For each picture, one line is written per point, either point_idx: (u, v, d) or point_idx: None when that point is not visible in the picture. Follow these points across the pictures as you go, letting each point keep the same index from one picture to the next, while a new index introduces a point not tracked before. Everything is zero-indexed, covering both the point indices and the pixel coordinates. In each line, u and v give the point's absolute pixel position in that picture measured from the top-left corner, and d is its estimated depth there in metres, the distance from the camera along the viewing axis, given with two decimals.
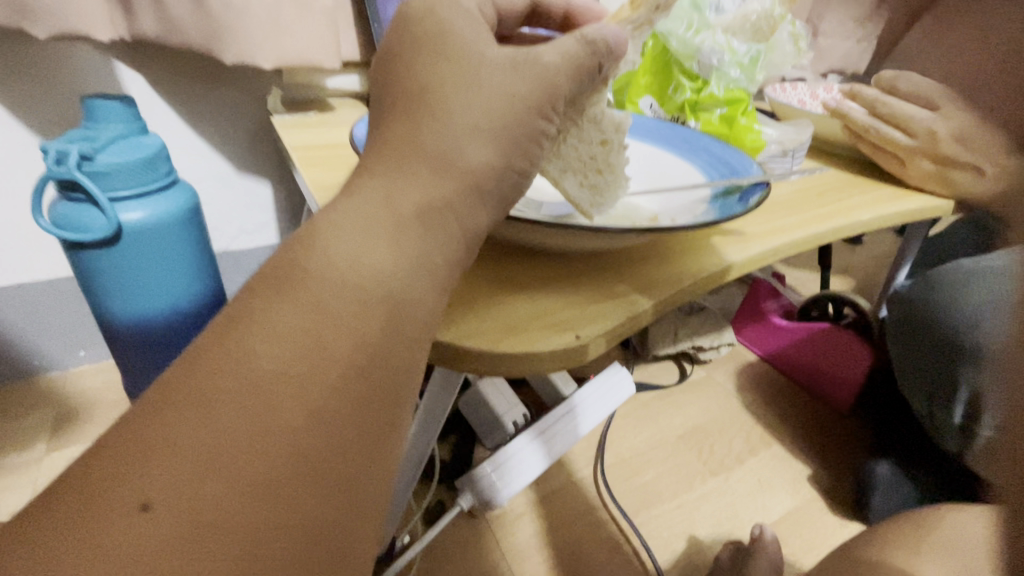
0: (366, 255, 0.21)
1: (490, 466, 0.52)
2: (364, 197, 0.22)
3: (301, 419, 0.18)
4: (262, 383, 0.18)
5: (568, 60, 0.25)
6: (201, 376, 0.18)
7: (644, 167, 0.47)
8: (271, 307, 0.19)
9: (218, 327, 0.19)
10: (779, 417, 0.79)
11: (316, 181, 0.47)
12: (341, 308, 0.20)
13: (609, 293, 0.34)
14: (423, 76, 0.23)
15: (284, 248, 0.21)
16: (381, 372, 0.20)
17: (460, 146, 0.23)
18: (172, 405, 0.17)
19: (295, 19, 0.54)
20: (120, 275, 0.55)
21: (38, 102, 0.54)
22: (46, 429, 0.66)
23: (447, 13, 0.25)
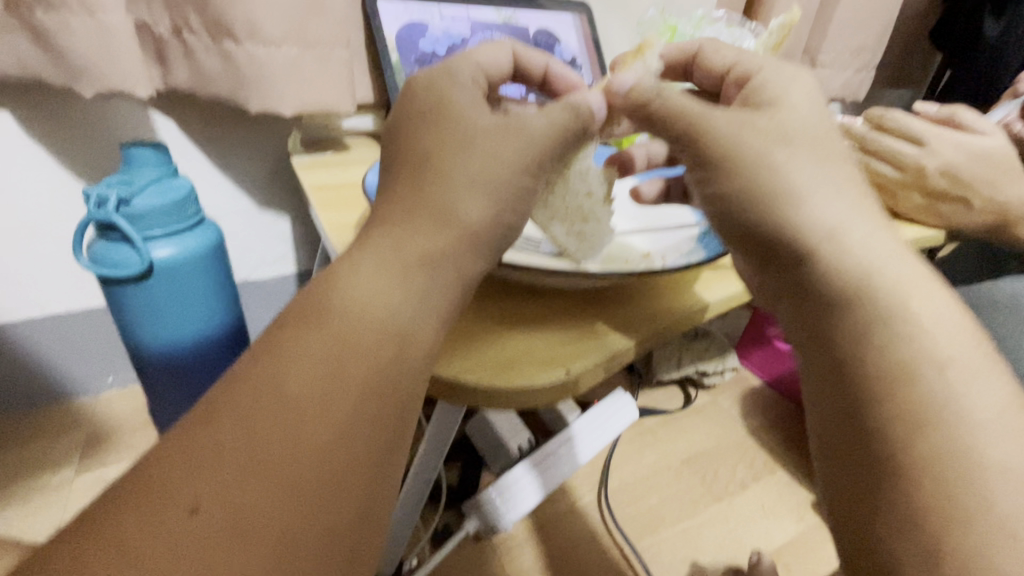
0: (379, 295, 0.23)
1: (494, 492, 0.55)
2: (378, 247, 0.24)
3: (323, 439, 0.21)
4: (291, 406, 0.21)
5: (555, 129, 0.28)
6: (240, 398, 0.21)
7: (636, 207, 0.50)
8: (300, 339, 0.22)
9: (255, 355, 0.22)
10: (783, 442, 0.79)
11: (330, 220, 0.50)
12: (357, 342, 0.22)
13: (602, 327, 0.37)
14: (428, 141, 0.26)
15: (310, 289, 0.24)
16: (391, 399, 0.23)
17: (458, 203, 0.25)
18: (217, 424, 0.20)
19: (314, 69, 0.59)
20: (149, 307, 0.59)
21: (80, 148, 0.59)
22: (77, 452, 0.70)
23: (449, 82, 0.28)
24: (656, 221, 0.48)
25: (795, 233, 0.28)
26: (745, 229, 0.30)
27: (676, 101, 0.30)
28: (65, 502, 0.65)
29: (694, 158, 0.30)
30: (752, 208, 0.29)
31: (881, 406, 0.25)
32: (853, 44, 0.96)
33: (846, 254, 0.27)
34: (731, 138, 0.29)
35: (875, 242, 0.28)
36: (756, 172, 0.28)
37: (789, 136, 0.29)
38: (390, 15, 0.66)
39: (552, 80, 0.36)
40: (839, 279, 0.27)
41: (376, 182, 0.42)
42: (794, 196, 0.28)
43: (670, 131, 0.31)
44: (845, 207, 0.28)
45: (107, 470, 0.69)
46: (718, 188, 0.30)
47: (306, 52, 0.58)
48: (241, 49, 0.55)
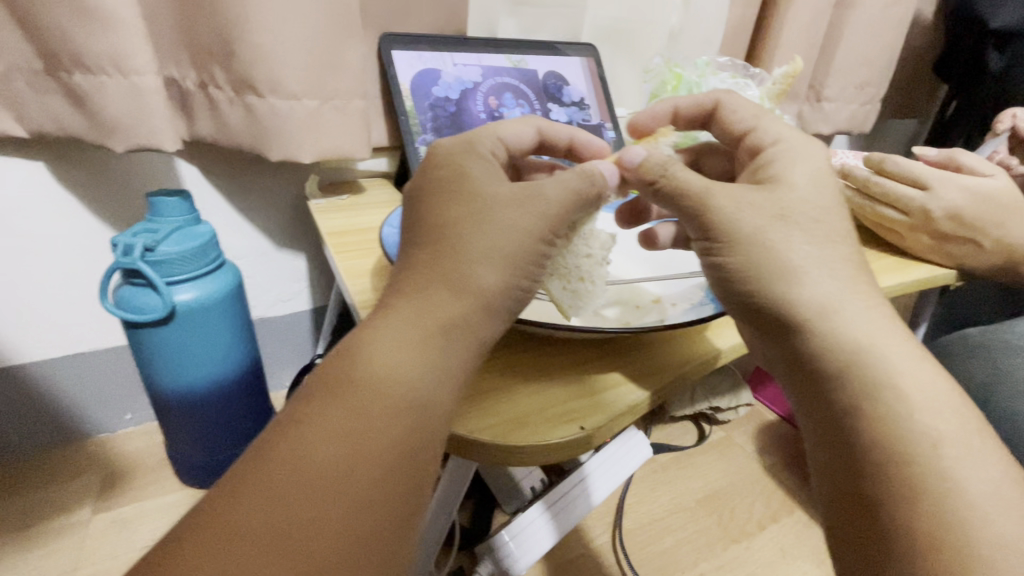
0: (400, 365, 0.25)
1: (507, 535, 0.55)
2: (399, 317, 0.26)
3: (348, 509, 0.22)
4: (318, 480, 0.22)
5: (570, 193, 0.29)
6: (270, 472, 0.22)
7: (648, 255, 0.51)
8: (326, 412, 0.24)
9: (283, 427, 0.24)
10: (801, 480, 0.78)
11: (347, 266, 0.52)
12: (379, 412, 0.24)
13: (614, 378, 0.37)
14: (447, 211, 0.27)
15: (334, 358, 0.25)
16: (410, 467, 0.24)
17: (475, 272, 0.26)
18: (247, 498, 0.22)
19: (332, 119, 0.61)
20: (169, 349, 0.60)
21: (108, 197, 0.62)
22: (93, 491, 0.71)
23: (465, 155, 0.30)
24: (667, 269, 0.49)
25: (792, 310, 0.29)
26: (744, 303, 0.31)
27: (682, 179, 0.31)
28: (81, 543, 0.65)
29: (700, 234, 0.31)
30: (752, 283, 0.30)
31: (882, 479, 0.27)
32: (857, 79, 0.97)
33: (839, 332, 0.29)
34: (733, 217, 0.30)
35: (867, 320, 0.29)
36: (757, 251, 0.29)
37: (787, 216, 0.30)
38: (404, 65, 0.69)
39: (577, 147, 0.39)
40: (833, 355, 0.29)
41: (393, 236, 0.44)
42: (794, 275, 0.29)
43: (676, 206, 0.32)
44: (839, 286, 0.30)
45: (122, 510, 0.69)
46: (720, 263, 0.31)
47: (325, 104, 0.60)
48: (263, 102, 0.57)
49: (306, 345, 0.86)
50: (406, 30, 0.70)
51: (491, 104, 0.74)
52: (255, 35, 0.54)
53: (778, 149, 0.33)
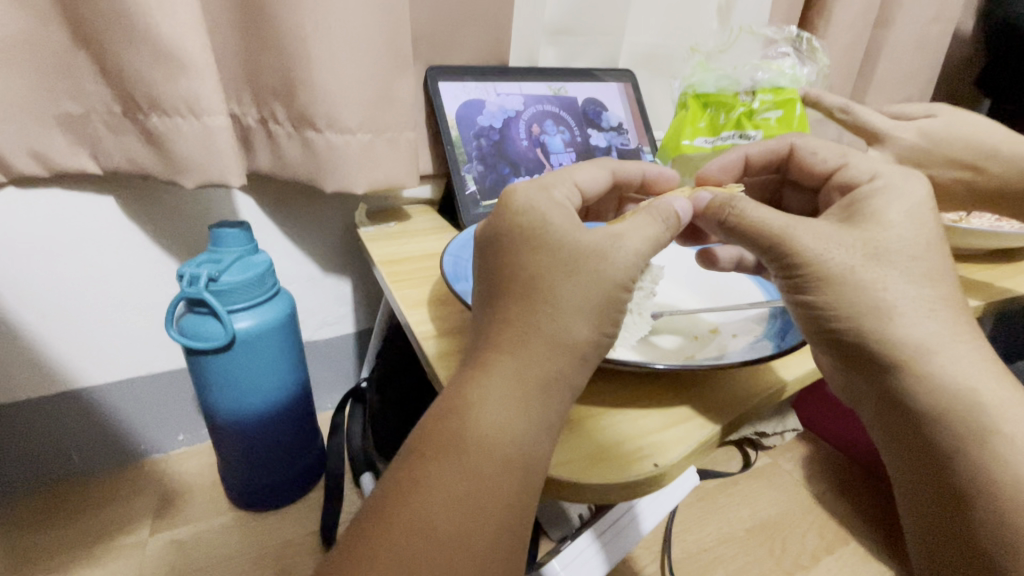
0: (505, 423, 0.26)
1: (558, 564, 0.52)
2: (499, 369, 0.27)
3: (470, 565, 0.25)
4: (442, 537, 0.25)
5: (649, 243, 0.30)
6: (397, 530, 0.25)
7: (702, 283, 0.51)
8: (441, 471, 0.26)
9: (403, 484, 0.26)
10: (854, 510, 0.76)
11: (403, 295, 0.53)
12: (489, 471, 0.26)
13: (686, 412, 0.37)
14: (535, 263, 0.28)
15: (440, 412, 0.27)
16: (520, 520, 0.26)
17: (568, 325, 0.28)
18: (378, 555, 0.24)
19: (384, 152, 0.63)
20: (229, 375, 0.62)
21: (171, 227, 0.65)
22: (149, 511, 0.73)
23: (544, 203, 0.30)
24: (725, 297, 0.49)
25: (887, 353, 0.31)
26: (832, 337, 0.33)
27: (757, 217, 0.33)
28: (139, 563, 0.67)
29: (784, 271, 0.33)
30: (842, 320, 0.32)
31: (987, 527, 0.30)
32: (897, 97, 0.96)
33: (936, 375, 0.31)
34: (822, 257, 0.31)
35: (966, 365, 0.31)
36: (850, 291, 0.31)
37: (881, 256, 0.31)
38: (450, 96, 0.70)
39: (650, 182, 0.41)
40: (933, 398, 0.31)
41: (454, 269, 0.45)
42: (891, 315, 0.31)
43: (752, 242, 0.34)
44: (939, 329, 0.31)
45: (177, 531, 0.71)
46: (810, 300, 0.32)
47: (378, 137, 0.62)
48: (320, 137, 0.60)
49: (349, 368, 0.88)
50: (451, 61, 0.72)
51: (533, 131, 0.76)
52: (315, 74, 0.57)
53: (874, 190, 0.34)
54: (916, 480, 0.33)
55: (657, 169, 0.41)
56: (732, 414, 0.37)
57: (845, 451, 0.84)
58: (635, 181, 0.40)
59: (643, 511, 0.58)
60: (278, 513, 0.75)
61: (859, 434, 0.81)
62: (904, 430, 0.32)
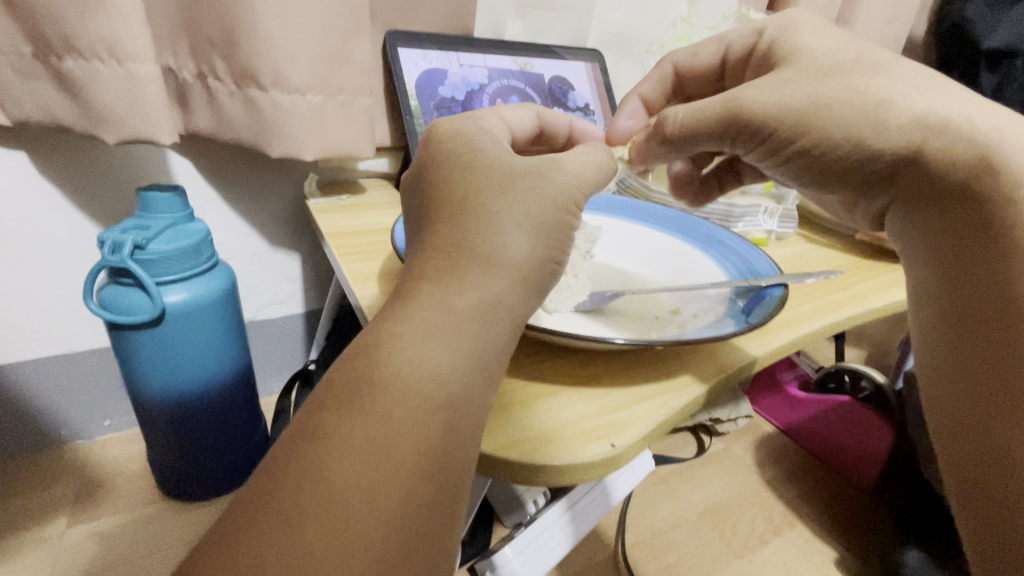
0: (425, 362, 0.25)
1: (512, 550, 0.50)
2: (427, 304, 0.26)
3: (372, 521, 0.21)
4: (347, 493, 0.21)
5: (591, 165, 0.32)
6: (292, 489, 0.21)
7: (662, 260, 0.50)
8: (346, 421, 0.23)
9: (298, 441, 0.23)
10: (800, 494, 0.78)
11: (351, 269, 0.49)
12: (403, 414, 0.23)
13: (632, 385, 0.36)
14: (465, 184, 0.29)
15: (348, 359, 0.25)
16: (441, 472, 0.24)
17: (503, 242, 0.27)
18: (269, 518, 0.21)
19: (337, 116, 0.59)
20: (158, 352, 0.57)
21: (93, 189, 0.58)
22: (68, 501, 0.67)
23: (473, 131, 0.31)
24: (684, 273, 0.47)
25: (880, 143, 0.34)
26: (833, 163, 0.36)
27: (692, 116, 0.38)
28: (53, 558, 0.61)
29: (754, 140, 0.37)
30: (836, 142, 0.35)
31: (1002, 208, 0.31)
32: None
33: (943, 133, 0.33)
34: (779, 109, 0.36)
35: (980, 117, 0.33)
36: (821, 119, 0.35)
37: (828, 73, 0.35)
38: (410, 63, 0.66)
39: (577, 136, 0.41)
40: (959, 165, 0.33)
41: (405, 238, 0.43)
42: (868, 112, 0.34)
43: (705, 133, 0.38)
44: (909, 96, 0.34)
45: (98, 523, 0.65)
46: (798, 144, 0.36)
47: (330, 100, 0.58)
48: (265, 96, 0.55)
49: (297, 351, 0.83)
50: (411, 28, 0.68)
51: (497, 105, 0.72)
52: (261, 26, 0.52)
53: (778, 42, 0.39)
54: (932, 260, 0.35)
55: (584, 124, 0.40)
56: (689, 391, 0.36)
57: (795, 439, 0.86)
58: (562, 135, 0.39)
59: (616, 484, 0.58)
60: (212, 502, 0.70)
61: (809, 422, 0.83)
62: (959, 229, 0.33)
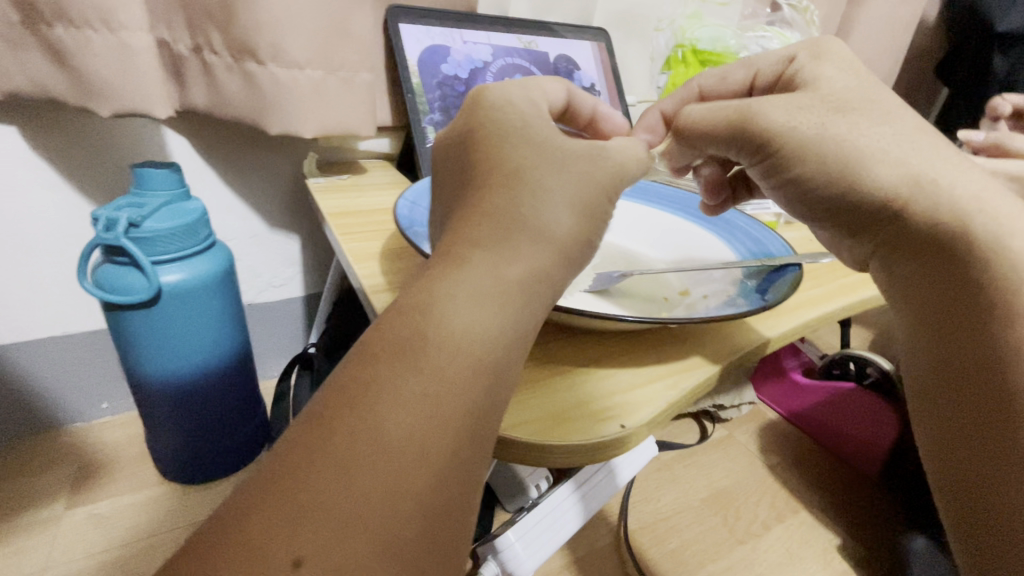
0: (479, 322, 0.23)
1: (513, 534, 0.49)
2: (476, 267, 0.24)
3: (421, 481, 0.20)
4: (396, 450, 0.20)
5: (631, 150, 0.30)
6: (342, 440, 0.20)
7: (672, 240, 0.48)
8: (398, 374, 0.21)
9: (349, 390, 0.21)
10: (804, 480, 0.77)
11: (353, 248, 0.48)
12: (455, 375, 0.22)
13: (643, 366, 0.35)
14: (517, 156, 0.27)
15: (399, 313, 0.23)
16: (485, 434, 0.22)
17: (552, 217, 0.25)
18: (317, 469, 0.19)
19: (338, 92, 0.57)
20: (154, 333, 0.56)
21: (86, 166, 0.57)
22: (67, 483, 0.66)
23: (524, 103, 0.29)
24: (695, 254, 0.46)
25: (878, 191, 0.31)
26: (822, 199, 0.34)
27: (706, 116, 0.35)
28: (52, 540, 0.60)
29: (756, 155, 0.34)
30: (829, 178, 0.32)
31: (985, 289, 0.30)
32: None
33: (939, 199, 0.30)
34: (787, 126, 0.32)
35: (967, 179, 0.31)
36: (823, 151, 0.31)
37: (847, 109, 0.32)
38: (411, 39, 0.65)
39: (599, 119, 0.38)
40: (942, 224, 0.30)
41: (408, 216, 0.41)
42: (876, 159, 0.31)
43: (712, 139, 0.35)
44: (923, 157, 0.31)
45: (97, 505, 0.65)
46: (792, 172, 0.33)
47: (330, 76, 0.56)
48: (263, 70, 0.53)
49: (297, 335, 0.82)
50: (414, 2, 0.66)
51: None
52: None
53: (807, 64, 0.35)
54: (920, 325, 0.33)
55: (607, 107, 0.37)
56: (702, 370, 0.35)
57: (801, 426, 0.85)
58: (584, 117, 0.37)
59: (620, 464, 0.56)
60: (212, 485, 0.70)
61: (814, 410, 0.82)
62: (946, 283, 0.31)
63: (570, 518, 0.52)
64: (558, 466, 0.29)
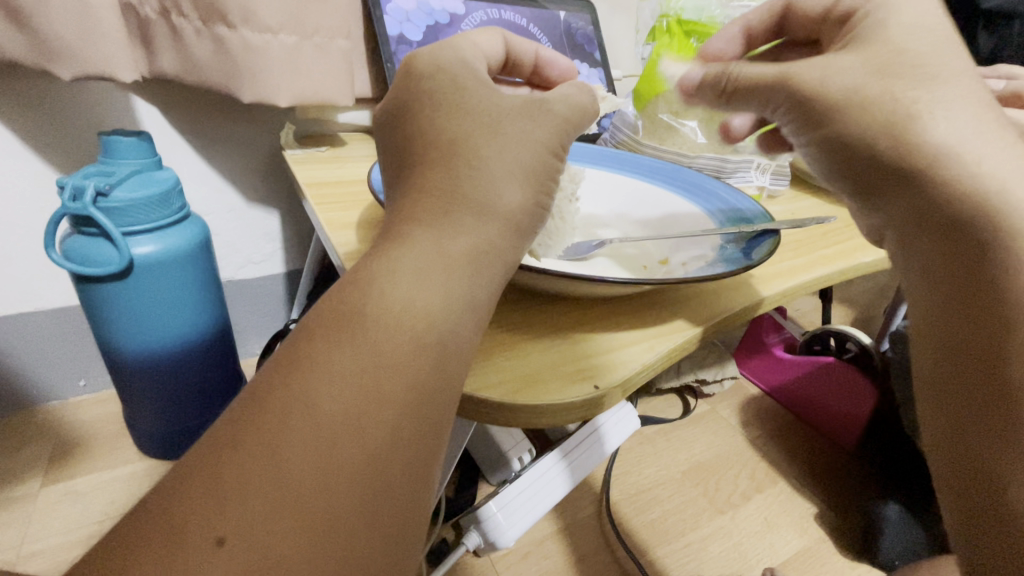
0: (420, 297, 0.22)
1: (495, 506, 0.49)
2: (417, 243, 0.23)
3: (359, 458, 0.19)
4: (329, 425, 0.19)
5: (575, 109, 0.29)
6: (271, 416, 0.18)
7: (651, 210, 0.48)
8: (333, 349, 0.20)
9: (282, 366, 0.20)
10: (784, 453, 0.79)
11: (329, 218, 0.47)
12: (394, 350, 0.20)
13: (620, 338, 0.34)
14: (452, 123, 0.26)
15: (337, 290, 0.22)
16: (431, 412, 0.21)
17: (499, 189, 0.25)
18: (243, 446, 0.18)
19: (313, 59, 0.56)
20: (128, 306, 0.55)
21: (52, 135, 0.55)
22: (43, 461, 0.65)
23: (455, 65, 0.28)
24: (674, 223, 0.46)
25: (908, 155, 0.28)
26: (843, 160, 0.31)
27: (751, 74, 0.33)
28: (28, 518, 0.60)
29: (795, 111, 0.31)
30: (855, 137, 0.29)
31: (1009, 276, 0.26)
32: None
33: (968, 172, 0.27)
34: (825, 88, 0.29)
35: (1000, 160, 0.27)
36: (853, 111, 0.29)
37: (898, 67, 0.28)
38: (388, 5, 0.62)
39: (543, 66, 0.39)
40: (958, 203, 0.27)
41: (382, 182, 0.40)
42: (917, 116, 0.27)
43: (754, 97, 0.33)
44: (967, 129, 0.27)
45: (75, 481, 0.64)
46: (822, 130, 0.30)
47: (305, 41, 0.54)
48: (234, 34, 0.51)
49: (279, 310, 0.81)
50: None
51: None
52: None
53: (875, 9, 0.30)
54: (935, 312, 0.28)
55: (550, 52, 0.39)
56: (677, 337, 0.35)
57: (781, 401, 0.86)
58: (528, 64, 0.38)
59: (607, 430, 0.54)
60: None
61: (794, 384, 0.83)
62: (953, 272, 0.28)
63: (557, 482, 0.51)
64: (525, 427, 0.29)
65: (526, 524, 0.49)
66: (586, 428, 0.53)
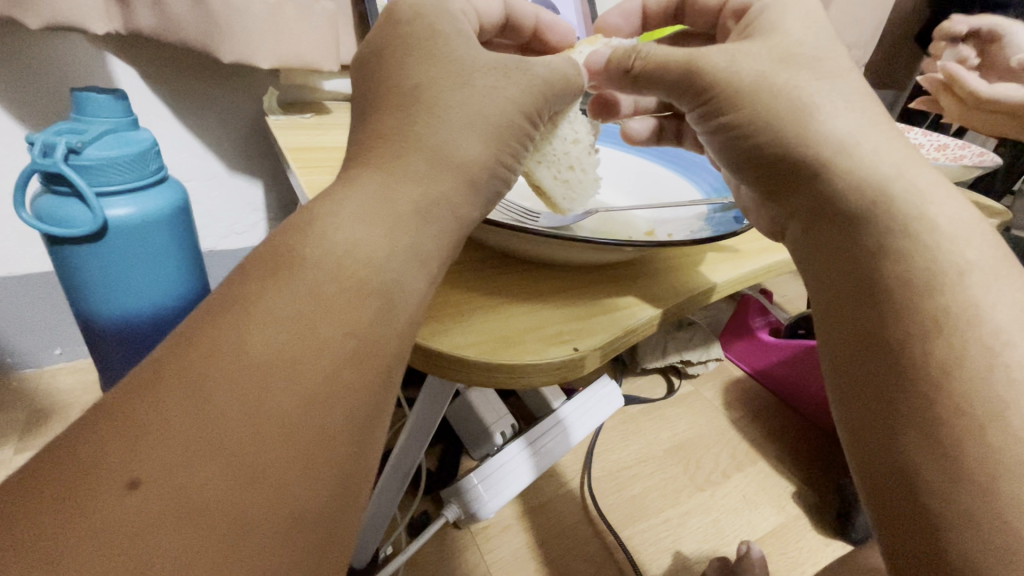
0: (363, 244, 0.21)
1: (476, 478, 0.49)
2: (366, 189, 0.22)
3: (294, 403, 0.18)
4: (259, 367, 0.18)
5: (556, 77, 0.28)
6: (199, 357, 0.18)
7: (639, 183, 0.47)
8: (268, 291, 0.19)
9: (215, 308, 0.19)
10: (766, 434, 0.79)
11: (310, 181, 0.46)
12: (335, 295, 0.20)
13: (588, 304, 0.34)
14: (420, 72, 0.25)
15: (280, 235, 0.21)
16: (376, 360, 0.20)
17: (454, 137, 0.24)
18: (169, 387, 0.17)
19: (296, 20, 0.54)
20: (101, 269, 0.53)
21: (25, 89, 0.53)
22: (16, 428, 0.64)
23: (436, 12, 0.27)
24: (661, 195, 0.45)
25: (809, 150, 0.27)
26: (759, 158, 0.30)
27: (660, 55, 0.30)
28: None
29: (696, 102, 0.30)
30: (762, 131, 0.28)
31: (893, 262, 0.25)
32: (847, 38, 0.91)
33: (864, 165, 0.27)
34: (728, 72, 0.28)
35: (891, 151, 0.27)
36: (765, 100, 0.28)
37: (791, 60, 0.28)
38: None
39: (543, 30, 0.39)
40: (856, 192, 0.27)
41: None
42: (816, 107, 0.27)
43: (657, 84, 0.31)
44: (858, 120, 0.28)
45: None
46: (727, 119, 0.29)
47: (286, 1, 0.53)
48: None
49: None
50: None
51: None
52: None
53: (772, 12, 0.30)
54: (834, 305, 0.27)
55: (550, 16, 0.38)
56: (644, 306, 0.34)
57: (764, 383, 0.87)
58: (528, 29, 0.38)
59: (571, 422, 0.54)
60: None
61: (777, 366, 0.84)
62: (848, 308, 0.27)
63: (549, 452, 0.51)
64: (503, 387, 0.28)
65: (526, 477, 0.49)
66: (548, 420, 0.53)
